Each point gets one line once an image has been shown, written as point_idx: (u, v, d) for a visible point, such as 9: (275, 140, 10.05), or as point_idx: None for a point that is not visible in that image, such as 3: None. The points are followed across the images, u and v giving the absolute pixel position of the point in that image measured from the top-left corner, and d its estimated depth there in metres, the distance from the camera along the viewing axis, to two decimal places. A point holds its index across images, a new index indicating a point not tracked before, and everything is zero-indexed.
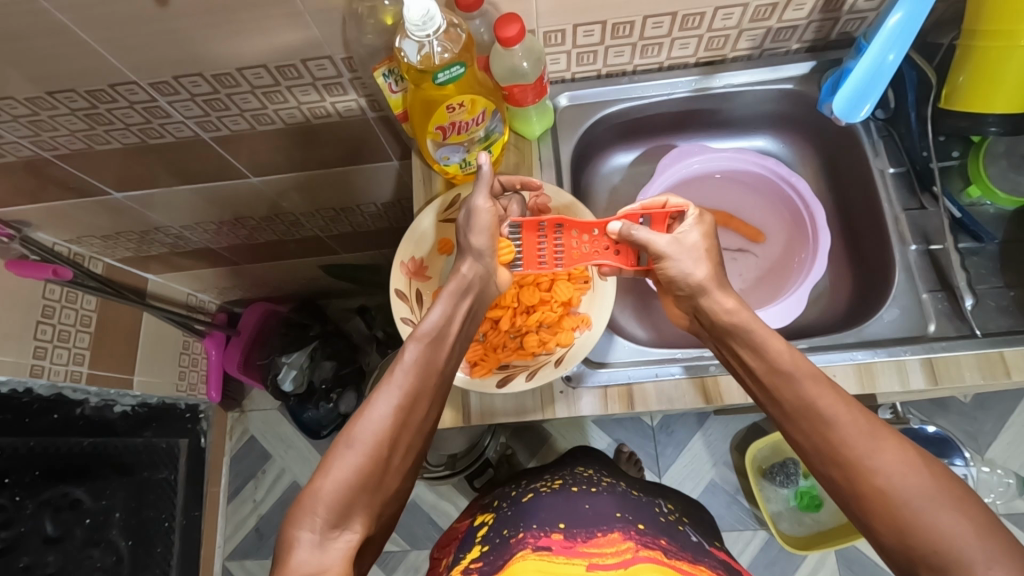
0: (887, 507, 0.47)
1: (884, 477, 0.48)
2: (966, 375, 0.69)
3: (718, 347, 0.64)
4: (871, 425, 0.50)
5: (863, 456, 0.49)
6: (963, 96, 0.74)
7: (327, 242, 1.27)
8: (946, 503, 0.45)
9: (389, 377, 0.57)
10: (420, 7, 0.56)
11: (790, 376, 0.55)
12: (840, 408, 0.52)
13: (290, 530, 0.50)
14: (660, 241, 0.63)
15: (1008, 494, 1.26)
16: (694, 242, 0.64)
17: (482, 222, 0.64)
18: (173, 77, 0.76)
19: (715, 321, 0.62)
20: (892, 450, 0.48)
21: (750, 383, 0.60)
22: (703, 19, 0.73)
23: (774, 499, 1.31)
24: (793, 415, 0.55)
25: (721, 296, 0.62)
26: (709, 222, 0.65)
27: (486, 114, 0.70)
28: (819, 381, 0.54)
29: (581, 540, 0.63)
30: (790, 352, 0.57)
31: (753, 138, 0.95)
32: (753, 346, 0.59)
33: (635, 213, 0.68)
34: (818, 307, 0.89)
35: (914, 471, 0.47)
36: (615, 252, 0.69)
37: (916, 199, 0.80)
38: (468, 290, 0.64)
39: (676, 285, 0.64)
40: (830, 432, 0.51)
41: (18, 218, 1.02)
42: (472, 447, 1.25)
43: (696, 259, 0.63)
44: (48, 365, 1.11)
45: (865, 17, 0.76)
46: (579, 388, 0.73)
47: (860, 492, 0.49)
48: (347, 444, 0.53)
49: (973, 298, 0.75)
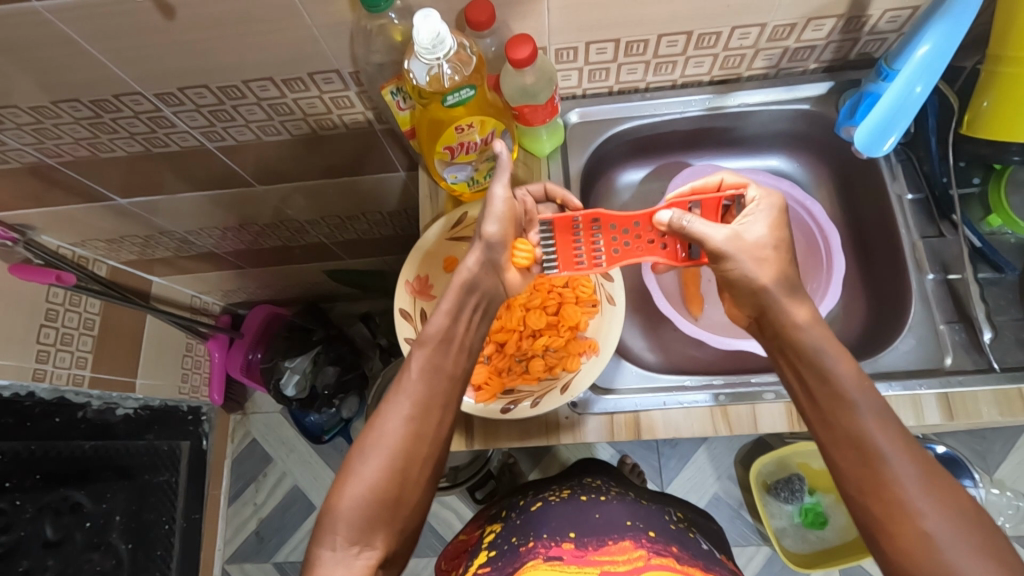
0: (924, 551, 0.47)
1: (933, 523, 0.48)
2: (983, 411, 0.68)
3: (770, 355, 0.61)
4: (929, 470, 0.50)
5: (914, 499, 0.49)
6: (988, 124, 0.71)
7: (332, 248, 1.26)
8: (983, 554, 0.46)
9: (398, 386, 0.58)
10: (430, 31, 0.54)
11: (852, 405, 0.53)
12: (899, 445, 0.51)
13: (314, 548, 0.52)
14: (715, 237, 0.59)
15: (1017, 516, 1.24)
16: (758, 236, 0.59)
17: (497, 211, 0.62)
18: (179, 89, 0.75)
19: (780, 332, 0.58)
20: (945, 501, 0.48)
21: (801, 399, 0.58)
22: (719, 39, 0.72)
23: (778, 516, 1.29)
24: (843, 441, 0.53)
25: (793, 306, 0.58)
26: (772, 206, 0.61)
27: (496, 134, 0.68)
28: (884, 416, 0.52)
29: (592, 549, 0.62)
30: (860, 379, 0.54)
31: (766, 157, 0.93)
32: (818, 368, 0.55)
33: (684, 199, 0.66)
34: (832, 331, 0.87)
35: (960, 522, 0.47)
36: (662, 247, 0.65)
37: (934, 226, 0.78)
38: (474, 288, 0.62)
39: (739, 286, 0.60)
40: (880, 470, 0.50)
41: (22, 221, 1.01)
42: (475, 458, 1.24)
43: (759, 259, 0.59)
44: (52, 369, 1.10)
45: (885, 38, 0.74)
46: (585, 414, 0.72)
47: (897, 531, 0.49)
48: (360, 458, 0.55)
49: (991, 331, 0.73)
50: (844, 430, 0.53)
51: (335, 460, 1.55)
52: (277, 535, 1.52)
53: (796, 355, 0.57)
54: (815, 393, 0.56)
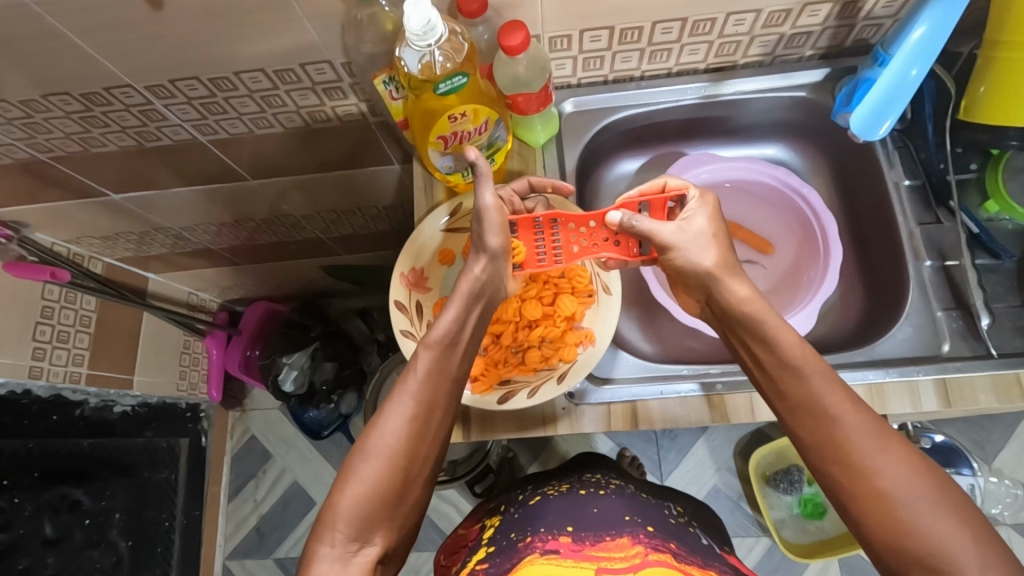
0: (885, 512, 0.47)
1: (889, 481, 0.48)
2: (979, 398, 0.67)
3: (722, 330, 0.61)
4: (880, 429, 0.50)
5: (870, 460, 0.49)
6: (986, 106, 0.70)
7: (329, 244, 1.26)
8: (946, 508, 0.46)
9: (402, 387, 0.56)
10: (421, 18, 0.54)
11: (800, 372, 0.53)
12: (848, 405, 0.51)
13: (313, 544, 0.52)
14: (663, 232, 0.59)
15: (1015, 505, 1.24)
16: (699, 227, 0.60)
17: (493, 220, 0.61)
18: (169, 81, 0.74)
19: (725, 307, 0.59)
20: (900, 457, 0.48)
21: (754, 372, 0.58)
22: (714, 25, 0.71)
23: (777, 506, 1.30)
24: (797, 409, 0.53)
25: (733, 283, 0.58)
26: (711, 202, 0.61)
27: (490, 123, 0.68)
28: (830, 379, 0.52)
29: (589, 543, 0.62)
30: (802, 344, 0.54)
31: (763, 146, 0.92)
32: (763, 340, 0.55)
33: (632, 200, 0.65)
34: (829, 320, 0.87)
35: (917, 476, 0.47)
36: (614, 243, 0.66)
37: (931, 213, 0.78)
38: (479, 293, 0.62)
39: (685, 275, 0.61)
40: (838, 434, 0.50)
41: (16, 218, 1.01)
42: (474, 452, 1.25)
43: (703, 247, 0.59)
44: (48, 367, 1.09)
45: (881, 24, 0.74)
46: (582, 405, 0.72)
47: (858, 494, 0.49)
48: (362, 457, 0.54)
49: (990, 317, 0.73)
50: (798, 399, 0.53)
51: (334, 456, 1.55)
52: (277, 531, 1.52)
53: (742, 326, 0.57)
54: (763, 364, 0.56)
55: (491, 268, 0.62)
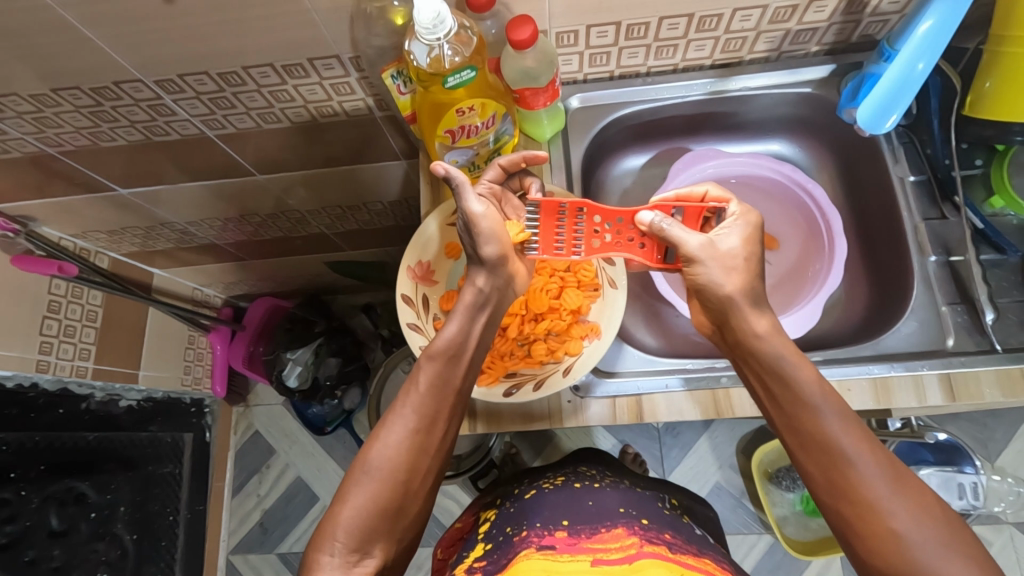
0: (896, 549, 0.49)
1: (901, 521, 0.49)
2: (984, 391, 0.67)
3: (735, 363, 0.62)
4: (892, 468, 0.51)
5: (883, 501, 0.50)
6: (990, 104, 0.71)
7: (334, 239, 1.26)
8: (956, 549, 0.48)
9: (405, 400, 0.57)
10: (430, 11, 0.55)
11: (815, 409, 0.54)
12: (863, 445, 0.52)
13: (312, 553, 0.52)
14: (691, 246, 0.59)
15: (1018, 503, 1.24)
16: (731, 247, 0.60)
17: (486, 229, 0.60)
18: (179, 75, 0.75)
19: (741, 342, 0.59)
20: (911, 498, 0.50)
21: (768, 405, 0.59)
22: (720, 21, 0.71)
23: (780, 504, 1.29)
24: (810, 446, 0.54)
25: (754, 317, 0.58)
26: (749, 224, 0.61)
27: (497, 117, 0.68)
28: (845, 417, 0.54)
29: (585, 537, 0.62)
30: (819, 382, 0.55)
31: (768, 142, 0.93)
32: (780, 376, 0.56)
33: (668, 204, 0.64)
34: (833, 316, 0.87)
35: (928, 518, 0.49)
36: (638, 245, 0.65)
37: (937, 208, 0.78)
38: (482, 303, 0.62)
39: (706, 295, 0.60)
40: (851, 475, 0.51)
41: (24, 212, 1.01)
42: (476, 447, 1.27)
43: (728, 269, 0.59)
44: (56, 361, 1.09)
45: (887, 20, 0.74)
46: (587, 398, 0.72)
47: (869, 532, 0.50)
48: (363, 470, 0.54)
49: (994, 312, 0.73)
50: (811, 437, 0.54)
51: (337, 452, 1.56)
52: (281, 526, 1.53)
53: (757, 362, 0.58)
54: (778, 399, 0.57)
55: (495, 279, 0.62)
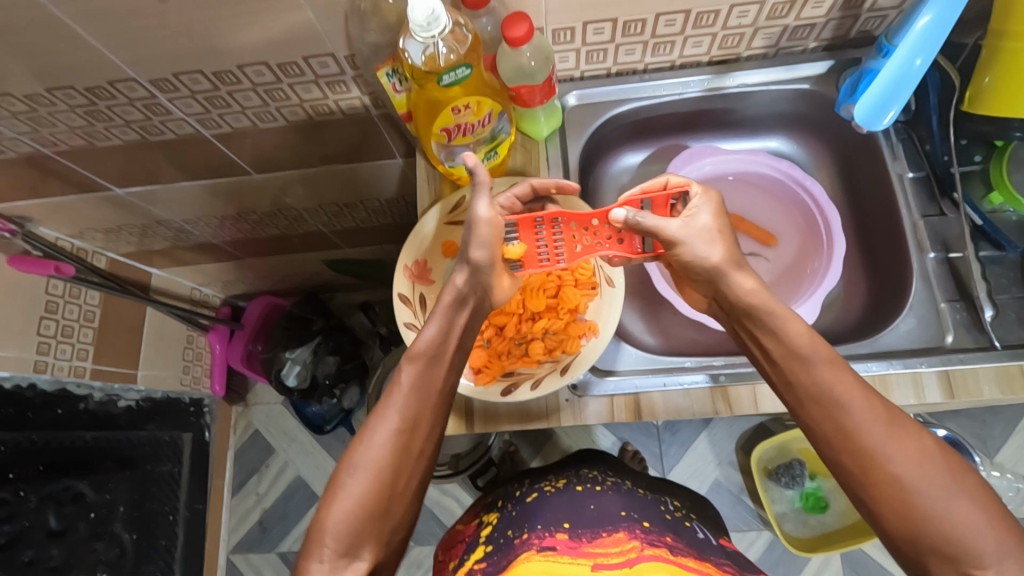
0: (900, 498, 0.48)
1: (900, 467, 0.48)
2: (983, 389, 0.67)
3: (729, 324, 0.61)
4: (889, 415, 0.50)
5: (882, 449, 0.49)
6: (989, 100, 0.71)
7: (332, 238, 1.26)
8: (958, 492, 0.47)
9: (387, 402, 0.57)
10: (425, 8, 0.54)
11: (808, 361, 0.53)
12: (857, 394, 0.51)
13: (303, 562, 0.52)
14: (670, 228, 0.58)
15: (1017, 499, 1.25)
16: (705, 224, 0.59)
17: (483, 234, 0.60)
18: (173, 74, 0.74)
19: (732, 302, 0.59)
20: (910, 444, 0.49)
21: (764, 365, 0.58)
22: (717, 17, 0.71)
23: (779, 500, 1.29)
24: (807, 400, 0.53)
25: (738, 275, 0.58)
26: (715, 199, 0.61)
27: (493, 115, 0.68)
28: (836, 367, 0.53)
29: (586, 540, 0.62)
30: (810, 335, 0.54)
31: (765, 139, 0.93)
32: (772, 330, 0.56)
33: (636, 198, 0.64)
34: (832, 313, 0.87)
35: (929, 462, 0.48)
36: (619, 240, 0.65)
37: (936, 205, 0.78)
38: (464, 303, 0.62)
39: (693, 269, 0.60)
40: (850, 425, 0.51)
41: (20, 212, 1.01)
42: (476, 446, 1.26)
43: (708, 243, 0.59)
44: (53, 361, 1.09)
45: (886, 15, 0.73)
46: (585, 396, 0.72)
47: (873, 483, 0.49)
48: (348, 473, 0.54)
49: (993, 309, 0.73)
50: (807, 391, 0.53)
51: (337, 451, 1.56)
52: (281, 525, 1.53)
53: (749, 319, 0.58)
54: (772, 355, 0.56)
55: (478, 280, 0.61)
